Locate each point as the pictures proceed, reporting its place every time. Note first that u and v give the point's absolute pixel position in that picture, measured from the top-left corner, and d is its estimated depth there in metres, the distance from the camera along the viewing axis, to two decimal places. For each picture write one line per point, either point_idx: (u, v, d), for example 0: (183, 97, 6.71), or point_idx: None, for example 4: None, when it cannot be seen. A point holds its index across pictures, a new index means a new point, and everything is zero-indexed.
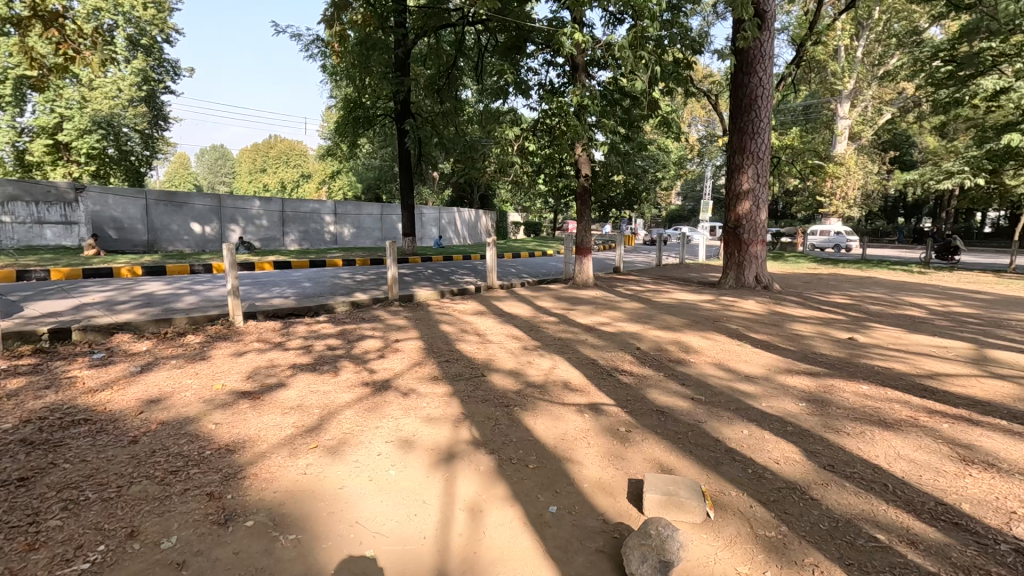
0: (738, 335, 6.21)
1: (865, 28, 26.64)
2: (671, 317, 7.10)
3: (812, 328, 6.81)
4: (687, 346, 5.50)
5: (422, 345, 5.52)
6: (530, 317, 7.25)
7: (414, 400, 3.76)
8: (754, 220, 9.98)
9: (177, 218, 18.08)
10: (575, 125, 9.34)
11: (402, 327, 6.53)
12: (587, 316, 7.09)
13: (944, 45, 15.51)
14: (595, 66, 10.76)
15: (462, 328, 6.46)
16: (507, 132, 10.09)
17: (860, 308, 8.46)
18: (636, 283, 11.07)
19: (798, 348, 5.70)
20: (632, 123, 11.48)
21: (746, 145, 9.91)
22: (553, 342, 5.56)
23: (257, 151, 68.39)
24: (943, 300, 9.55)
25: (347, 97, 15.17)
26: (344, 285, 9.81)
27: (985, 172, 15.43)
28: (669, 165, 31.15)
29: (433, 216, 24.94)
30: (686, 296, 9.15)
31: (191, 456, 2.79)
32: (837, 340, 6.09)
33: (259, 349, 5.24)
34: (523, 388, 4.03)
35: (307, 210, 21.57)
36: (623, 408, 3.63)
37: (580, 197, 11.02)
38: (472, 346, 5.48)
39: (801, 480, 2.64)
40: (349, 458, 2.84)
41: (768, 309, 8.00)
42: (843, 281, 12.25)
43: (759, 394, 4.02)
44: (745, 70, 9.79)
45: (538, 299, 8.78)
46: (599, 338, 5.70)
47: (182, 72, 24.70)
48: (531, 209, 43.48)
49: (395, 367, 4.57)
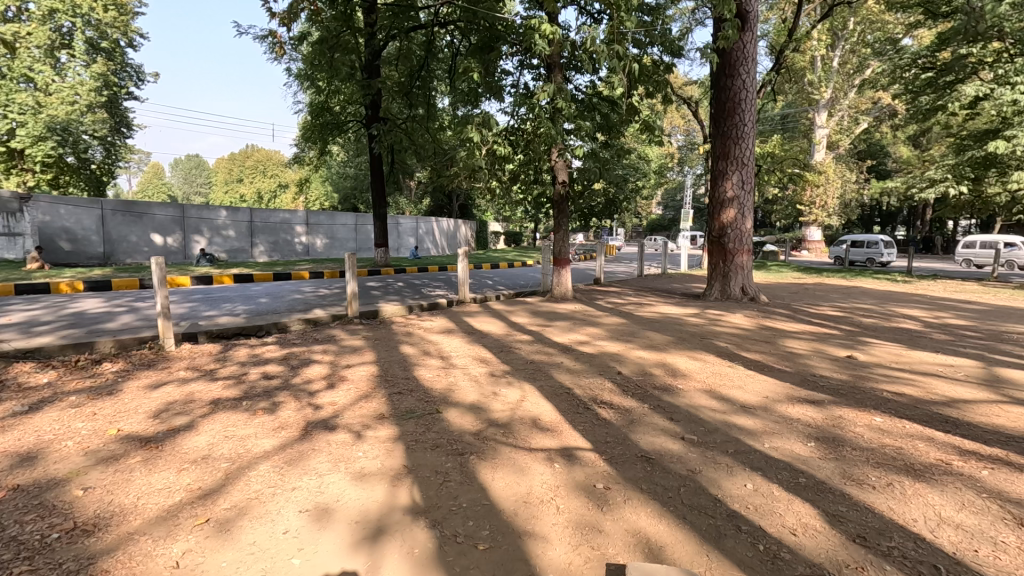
0: (729, 355, 5.65)
1: (841, 38, 26.86)
2: (656, 334, 6.52)
3: (807, 345, 6.29)
4: (673, 369, 4.93)
5: (375, 371, 4.85)
6: (503, 335, 6.63)
7: (353, 445, 3.09)
8: (739, 229, 9.51)
9: (136, 229, 17.16)
10: (550, 128, 8.76)
11: (358, 349, 5.84)
12: (564, 335, 6.48)
13: (924, 52, 15.22)
14: (574, 69, 10.29)
15: (424, 350, 5.81)
16: (476, 135, 9.45)
17: (852, 321, 8.01)
18: (617, 296, 10.54)
19: (796, 369, 5.17)
20: (611, 128, 11.04)
21: (729, 150, 9.47)
22: (525, 367, 4.93)
23: (234, 161, 67.19)
24: (935, 311, 9.17)
25: (313, 102, 14.47)
26: (304, 301, 9.09)
27: (966, 181, 15.17)
28: (649, 174, 30.99)
29: (410, 226, 24.29)
30: (670, 309, 8.61)
31: (25, 544, 2.11)
32: (837, 360, 5.58)
33: (183, 380, 4.51)
34: (483, 429, 3.38)
35: (277, 220, 20.74)
36: (601, 455, 3.01)
37: (558, 205, 10.47)
38: (431, 372, 4.81)
39: (826, 563, 2.05)
40: (243, 540, 2.17)
41: (757, 323, 7.50)
42: (829, 291, 11.89)
43: (760, 432, 3.44)
44: (727, 72, 9.36)
45: (512, 315, 8.16)
46: (576, 361, 5.08)
47: (146, 77, 23.70)
48: (512, 218, 43.01)
49: (337, 402, 3.89)
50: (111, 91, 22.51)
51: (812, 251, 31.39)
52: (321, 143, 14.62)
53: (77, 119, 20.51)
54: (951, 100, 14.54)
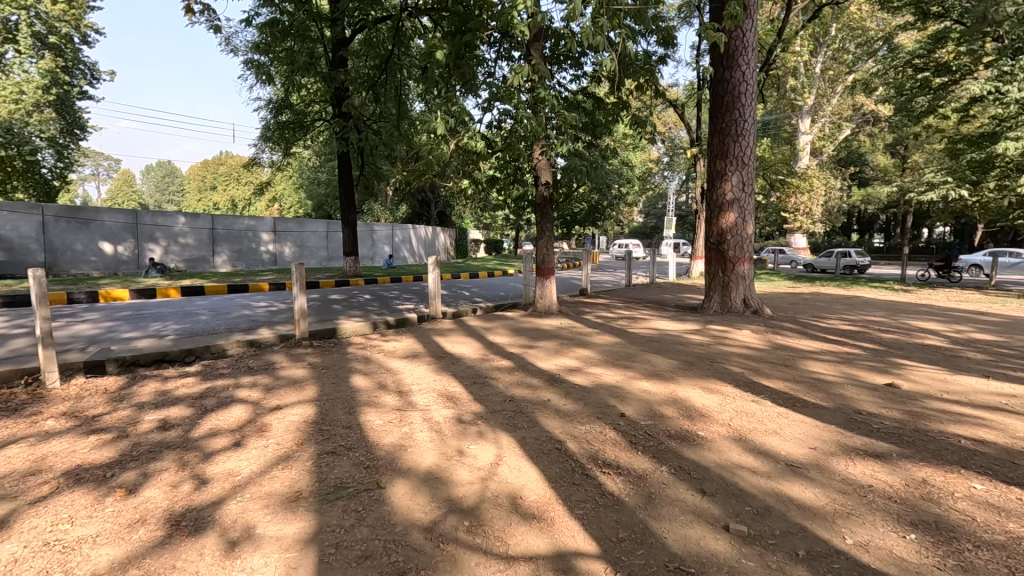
0: (749, 385, 4.67)
1: (823, 45, 26.62)
2: (657, 357, 5.51)
3: (834, 369, 5.35)
4: (687, 409, 3.93)
5: (310, 416, 3.78)
6: (477, 359, 5.59)
7: (236, 560, 2.02)
8: (740, 234, 8.63)
9: (82, 237, 15.74)
10: (532, 121, 7.73)
11: (297, 382, 4.75)
12: (550, 360, 5.44)
13: (921, 50, 14.60)
14: (558, 62, 9.41)
15: (379, 382, 4.71)
16: (444, 129, 8.34)
17: (871, 337, 7.13)
18: (607, 308, 9.60)
19: (834, 404, 4.22)
20: (596, 128, 10.18)
21: (728, 148, 8.62)
22: (503, 408, 3.87)
23: (206, 168, 65.20)
24: (954, 324, 8.36)
25: (275, 100, 13.30)
26: (250, 318, 7.93)
27: (967, 184, 14.44)
28: (633, 180, 30.29)
29: (385, 234, 23.15)
30: (668, 325, 7.62)
31: None
32: (877, 389, 4.65)
33: (43, 436, 3.35)
34: (440, 518, 2.34)
35: (241, 227, 19.46)
36: (616, 570, 2.00)
37: (541, 208, 9.41)
38: (383, 417, 3.74)
39: None
40: None
41: (768, 341, 6.59)
42: (831, 302, 11.09)
43: (833, 513, 2.44)
44: (725, 63, 8.54)
45: (490, 333, 7.11)
46: (567, 399, 4.03)
47: (102, 75, 22.00)
48: (493, 226, 41.98)
49: (243, 470, 2.81)
50: (63, 90, 20.67)
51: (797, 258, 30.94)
52: (285, 144, 13.46)
53: (22, 119, 19.21)
54: (950, 100, 13.89)
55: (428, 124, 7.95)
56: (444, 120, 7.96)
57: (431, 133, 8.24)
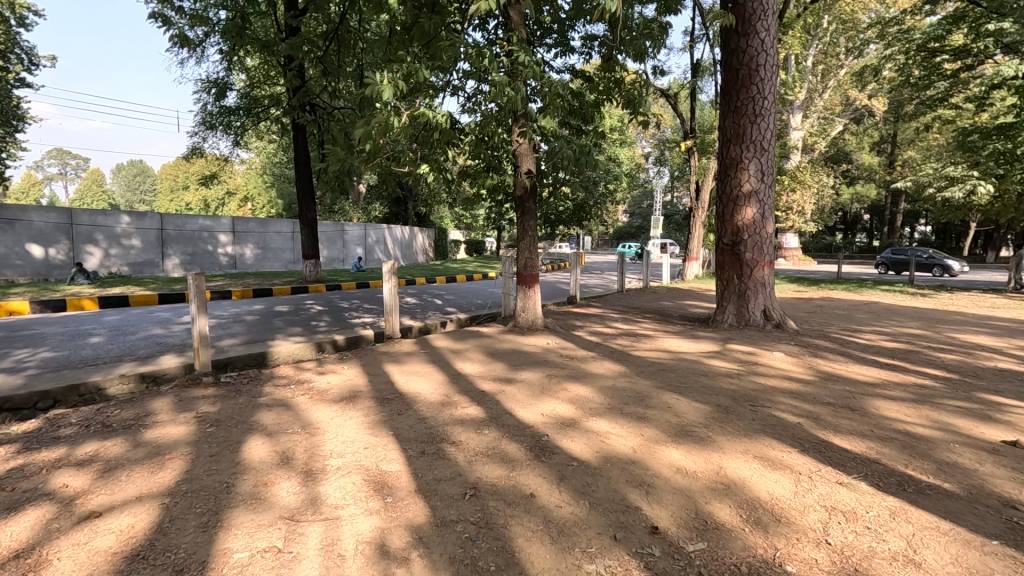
0: (823, 449, 3.22)
1: (815, 37, 25.20)
2: (679, 399, 4.09)
3: (919, 414, 3.93)
4: (752, 510, 2.46)
5: (134, 536, 2.27)
6: (435, 403, 4.09)
7: None
8: (758, 234, 7.24)
9: (5, 238, 13.75)
10: (507, 91, 6.18)
11: (161, 452, 3.21)
12: (533, 406, 3.93)
13: (937, 32, 13.35)
14: (540, 33, 8.02)
15: (282, 453, 3.17)
16: (396, 98, 6.65)
17: (929, 359, 5.76)
18: (601, 321, 8.18)
19: (965, 487, 2.78)
20: (584, 109, 8.76)
21: (744, 132, 7.25)
22: (459, 515, 2.38)
23: (178, 167, 62.80)
24: (1010, 339, 7.04)
25: (216, 79, 11.48)
26: (159, 340, 6.32)
27: (992, 178, 13.47)
28: (620, 178, 29.11)
29: (357, 234, 21.56)
30: (679, 344, 6.22)
31: None
32: (1000, 452, 3.24)
33: None
34: None
35: (195, 228, 17.73)
36: None
37: (520, 203, 7.83)
38: (256, 538, 2.24)
39: None
40: None
41: (809, 367, 5.21)
42: (851, 309, 9.81)
43: None
44: (739, 30, 7.17)
45: (457, 359, 5.58)
46: (561, 492, 2.56)
47: (42, 60, 19.92)
48: (475, 225, 40.58)
49: None
50: None
51: (788, 258, 30.04)
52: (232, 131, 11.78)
53: None
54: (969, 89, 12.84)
55: (372, 88, 6.19)
56: (395, 83, 6.21)
57: (379, 102, 6.56)
